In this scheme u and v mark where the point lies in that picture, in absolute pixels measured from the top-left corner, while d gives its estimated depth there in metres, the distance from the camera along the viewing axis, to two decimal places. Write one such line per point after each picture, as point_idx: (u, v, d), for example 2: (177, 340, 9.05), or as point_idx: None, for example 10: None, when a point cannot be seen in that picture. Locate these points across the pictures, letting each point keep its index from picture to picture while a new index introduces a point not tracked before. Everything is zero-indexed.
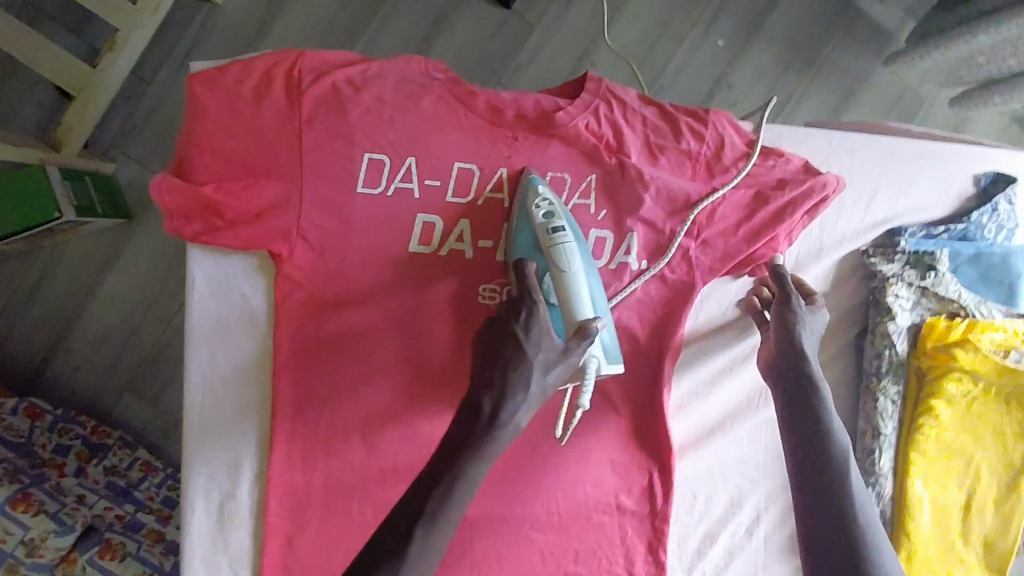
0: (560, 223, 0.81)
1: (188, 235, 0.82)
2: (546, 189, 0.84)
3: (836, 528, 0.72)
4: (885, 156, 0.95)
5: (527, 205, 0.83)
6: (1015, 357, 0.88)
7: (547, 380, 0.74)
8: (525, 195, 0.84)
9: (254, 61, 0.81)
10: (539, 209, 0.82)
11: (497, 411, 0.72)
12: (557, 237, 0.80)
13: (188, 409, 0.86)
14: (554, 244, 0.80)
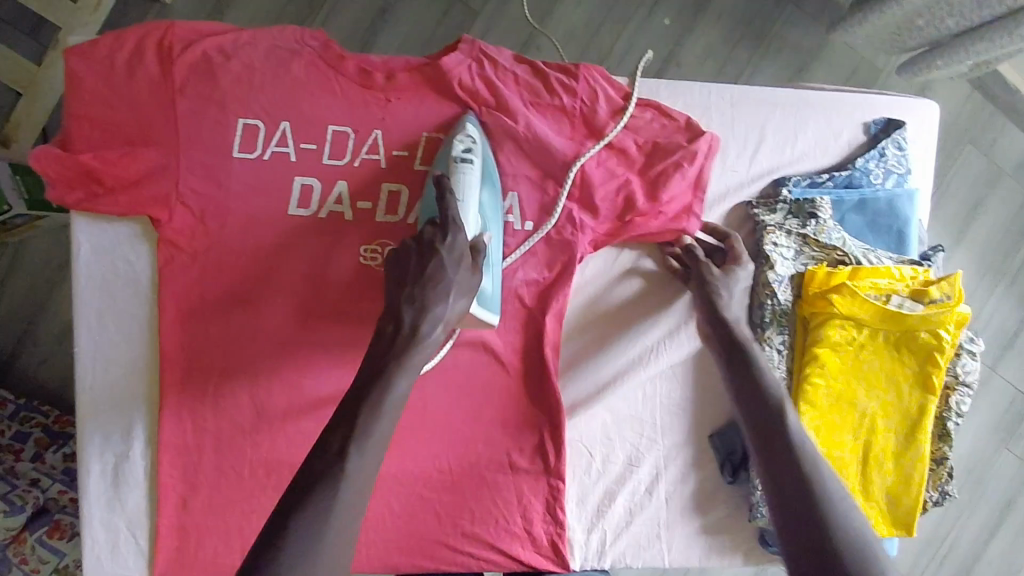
0: (472, 157, 0.84)
1: (70, 203, 0.85)
2: (471, 129, 0.86)
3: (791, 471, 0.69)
4: (768, 107, 0.95)
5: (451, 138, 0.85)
6: (895, 302, 0.89)
7: (453, 304, 0.76)
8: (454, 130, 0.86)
9: (126, 33, 0.84)
10: (459, 142, 0.84)
11: (417, 324, 0.74)
12: (467, 170, 0.83)
13: (81, 372, 0.90)
14: (465, 176, 0.82)
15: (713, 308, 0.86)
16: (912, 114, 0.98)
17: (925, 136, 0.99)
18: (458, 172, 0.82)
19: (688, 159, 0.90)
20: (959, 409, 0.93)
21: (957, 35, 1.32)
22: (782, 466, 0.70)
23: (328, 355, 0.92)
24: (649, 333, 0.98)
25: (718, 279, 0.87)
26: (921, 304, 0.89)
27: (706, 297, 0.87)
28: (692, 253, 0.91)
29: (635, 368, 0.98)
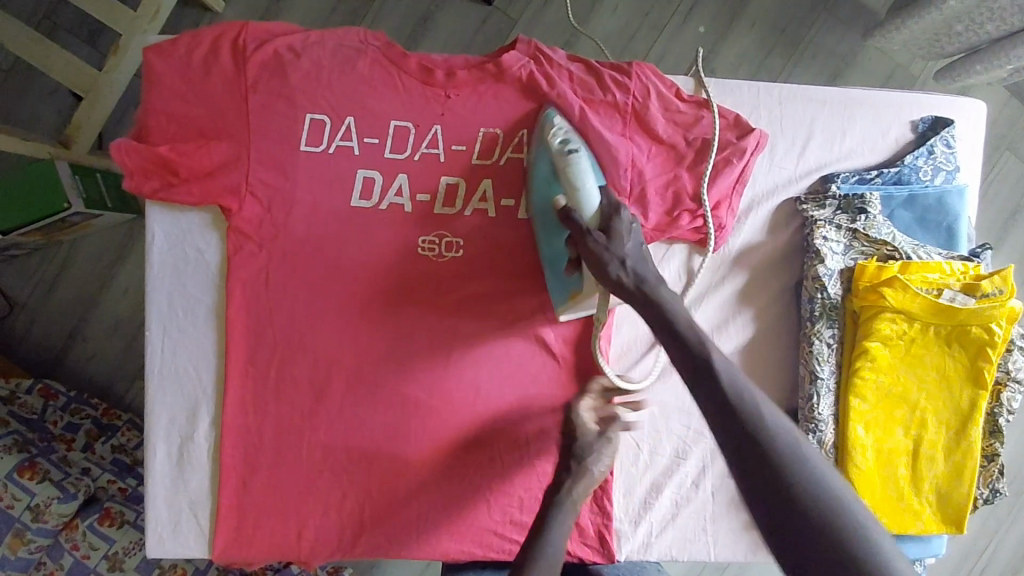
0: (574, 146, 0.85)
1: (147, 192, 0.89)
2: (560, 122, 0.89)
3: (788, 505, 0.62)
4: (816, 105, 0.97)
5: (545, 135, 0.88)
6: (948, 297, 0.89)
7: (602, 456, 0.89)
8: (543, 129, 0.89)
9: (203, 32, 0.89)
10: (555, 137, 0.87)
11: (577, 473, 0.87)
12: (571, 159, 0.84)
13: (150, 355, 0.94)
14: (571, 164, 0.84)
15: (614, 271, 0.77)
16: (959, 112, 1.00)
17: (972, 133, 1.00)
18: (563, 161, 0.84)
19: (735, 157, 0.92)
20: (1010, 405, 0.93)
21: (996, 40, 1.32)
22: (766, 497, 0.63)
23: (385, 342, 0.94)
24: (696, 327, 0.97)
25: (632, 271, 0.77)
26: (974, 298, 0.89)
27: (604, 267, 0.78)
28: (569, 219, 0.81)
29: None
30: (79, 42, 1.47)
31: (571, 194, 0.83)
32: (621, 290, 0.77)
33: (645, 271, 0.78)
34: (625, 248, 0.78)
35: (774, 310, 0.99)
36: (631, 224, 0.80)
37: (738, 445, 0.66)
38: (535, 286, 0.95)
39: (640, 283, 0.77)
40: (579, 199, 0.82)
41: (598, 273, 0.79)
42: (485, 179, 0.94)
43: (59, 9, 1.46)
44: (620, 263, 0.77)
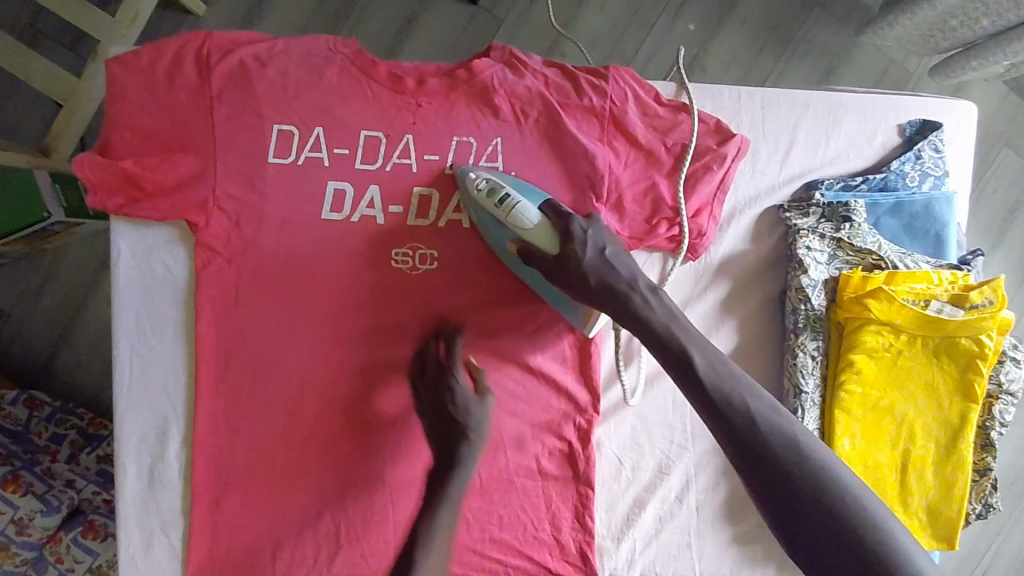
0: (503, 191, 0.84)
1: (111, 208, 0.87)
2: (478, 172, 0.87)
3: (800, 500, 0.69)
4: (800, 108, 0.94)
5: (468, 187, 0.87)
6: (935, 308, 0.87)
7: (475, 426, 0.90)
8: (461, 185, 0.89)
9: (166, 43, 0.87)
10: (478, 186, 0.86)
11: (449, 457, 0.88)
12: (509, 205, 0.84)
13: (118, 373, 0.92)
14: (513, 210, 0.84)
15: (580, 284, 0.84)
16: (949, 115, 0.96)
17: (962, 137, 0.97)
18: (504, 212, 0.84)
19: (716, 163, 0.89)
20: (1003, 418, 0.90)
21: (992, 35, 1.29)
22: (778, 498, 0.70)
23: (359, 358, 0.92)
24: None
25: (597, 279, 0.84)
26: (963, 308, 0.87)
27: (575, 281, 0.84)
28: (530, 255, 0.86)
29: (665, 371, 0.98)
30: (58, 47, 1.44)
31: (527, 236, 0.85)
32: (596, 300, 0.84)
33: (611, 277, 0.84)
34: (584, 259, 0.84)
35: (760, 320, 0.96)
36: (587, 228, 0.85)
37: (743, 450, 0.73)
38: (513, 297, 0.93)
39: (610, 288, 0.84)
40: (536, 236, 0.85)
41: (574, 290, 0.85)
42: (460, 189, 0.91)
43: (37, 16, 1.44)
44: (583, 275, 0.84)
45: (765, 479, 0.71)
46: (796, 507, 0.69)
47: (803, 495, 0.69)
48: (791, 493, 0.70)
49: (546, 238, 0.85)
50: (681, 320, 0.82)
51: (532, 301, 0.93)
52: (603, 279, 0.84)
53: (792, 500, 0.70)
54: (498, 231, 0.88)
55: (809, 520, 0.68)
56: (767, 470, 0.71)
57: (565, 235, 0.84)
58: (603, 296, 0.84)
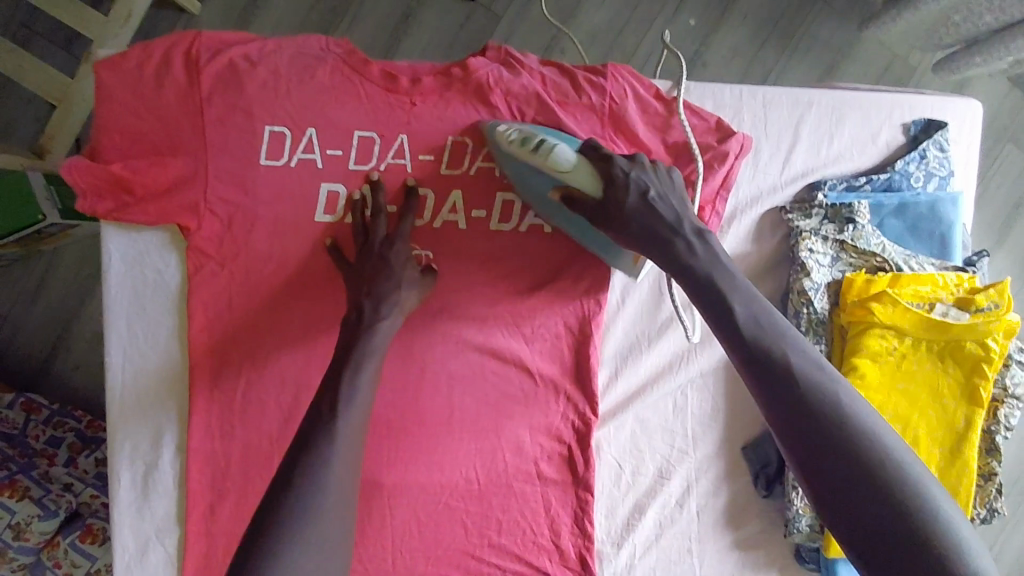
0: (538, 137, 0.80)
1: (101, 213, 0.86)
2: (511, 124, 0.84)
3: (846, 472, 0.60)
4: (803, 107, 0.92)
5: (498, 136, 0.84)
6: (939, 311, 0.85)
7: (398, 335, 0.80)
8: (491, 135, 0.86)
9: (154, 43, 0.85)
10: (510, 135, 0.83)
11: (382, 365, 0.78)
12: (545, 148, 0.79)
13: (111, 379, 0.90)
14: (550, 153, 0.78)
15: (625, 224, 0.76)
16: (955, 113, 0.95)
17: (968, 135, 0.96)
18: (540, 157, 0.79)
19: (717, 161, 0.87)
20: (1009, 422, 0.87)
21: (996, 30, 1.27)
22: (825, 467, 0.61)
23: None
24: (679, 341, 0.96)
25: (645, 217, 0.75)
26: (968, 312, 0.85)
27: (623, 219, 0.76)
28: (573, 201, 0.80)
29: (666, 374, 0.95)
30: (52, 47, 1.43)
31: (569, 181, 0.79)
32: (643, 246, 0.76)
33: (662, 211, 0.76)
34: (626, 201, 0.76)
35: None
36: (629, 169, 0.77)
37: (790, 417, 0.64)
38: (511, 298, 0.91)
39: (662, 231, 0.75)
40: (579, 181, 0.78)
41: (622, 235, 0.77)
42: (455, 190, 0.90)
43: (29, 16, 1.42)
44: (629, 217, 0.76)
45: (803, 438, 0.63)
46: (832, 469, 0.61)
47: (842, 460, 0.61)
48: (830, 454, 0.61)
49: (587, 181, 0.78)
50: (722, 267, 0.72)
51: (530, 302, 0.91)
52: (652, 218, 0.75)
53: (831, 464, 0.61)
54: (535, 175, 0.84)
55: (855, 493, 0.60)
56: (809, 426, 0.63)
57: (607, 178, 0.77)
58: (648, 237, 0.76)
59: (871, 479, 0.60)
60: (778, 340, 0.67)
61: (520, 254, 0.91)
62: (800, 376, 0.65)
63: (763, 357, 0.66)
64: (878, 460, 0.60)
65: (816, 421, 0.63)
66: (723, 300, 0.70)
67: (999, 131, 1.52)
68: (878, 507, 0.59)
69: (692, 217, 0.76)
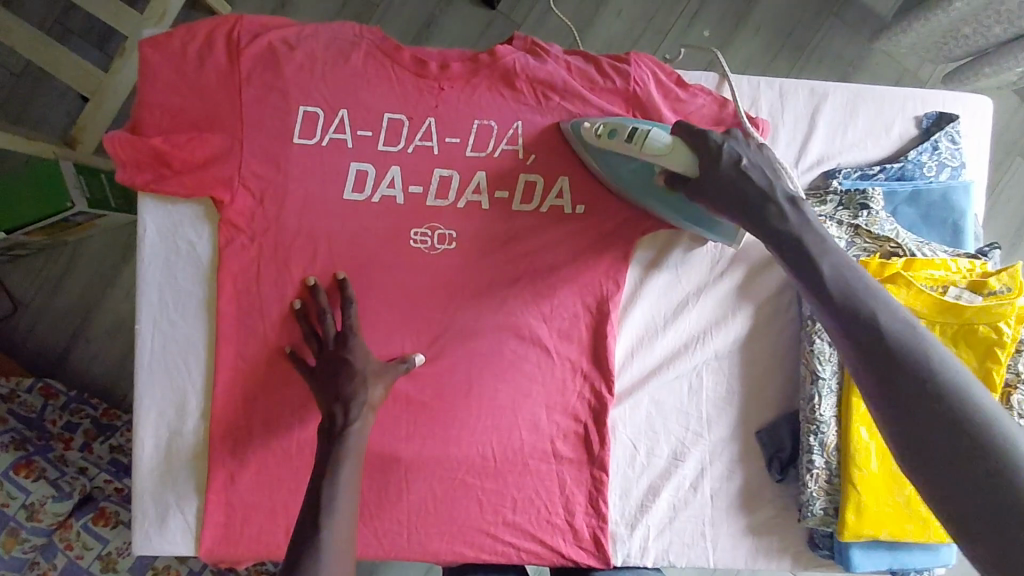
0: (631, 126, 0.85)
1: (139, 184, 0.89)
2: (596, 120, 0.88)
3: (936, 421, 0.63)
4: (818, 98, 0.95)
5: (587, 135, 0.89)
6: (953, 294, 0.87)
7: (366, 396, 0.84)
8: (579, 134, 0.90)
9: (197, 25, 0.89)
10: (601, 131, 0.87)
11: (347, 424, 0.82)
12: (641, 135, 0.84)
13: (140, 347, 0.93)
14: (643, 141, 0.84)
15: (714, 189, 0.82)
16: (966, 107, 0.97)
17: (979, 129, 0.98)
18: (637, 145, 0.84)
19: None
20: None
21: (1006, 42, 1.31)
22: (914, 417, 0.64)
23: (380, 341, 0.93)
24: (694, 323, 0.97)
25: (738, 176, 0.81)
26: (981, 295, 0.86)
27: (716, 184, 0.82)
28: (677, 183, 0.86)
29: (682, 356, 0.97)
30: (88, 45, 1.49)
31: (664, 164, 0.83)
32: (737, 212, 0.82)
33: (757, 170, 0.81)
34: (721, 167, 0.81)
35: (774, 306, 0.98)
36: (724, 140, 0.82)
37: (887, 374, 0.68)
38: (532, 278, 0.93)
39: (759, 198, 0.80)
40: (669, 162, 0.83)
41: (714, 202, 0.83)
42: (480, 171, 0.93)
43: (66, 14, 1.48)
44: (723, 185, 0.81)
45: (883, 382, 0.68)
46: (905, 407, 0.65)
47: (916, 397, 0.65)
48: (906, 395, 0.66)
49: (681, 162, 0.83)
50: (813, 233, 0.78)
51: (551, 282, 0.93)
52: (743, 187, 0.80)
53: (903, 400, 0.66)
54: (627, 164, 0.89)
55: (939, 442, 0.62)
56: (886, 369, 0.68)
57: (702, 149, 0.82)
58: (734, 200, 0.81)
59: (959, 432, 0.62)
60: (864, 294, 0.73)
61: (541, 236, 0.93)
62: (881, 326, 0.70)
63: (846, 311, 0.73)
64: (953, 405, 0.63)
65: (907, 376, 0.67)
66: (809, 261, 0.77)
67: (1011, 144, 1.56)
68: (968, 460, 0.60)
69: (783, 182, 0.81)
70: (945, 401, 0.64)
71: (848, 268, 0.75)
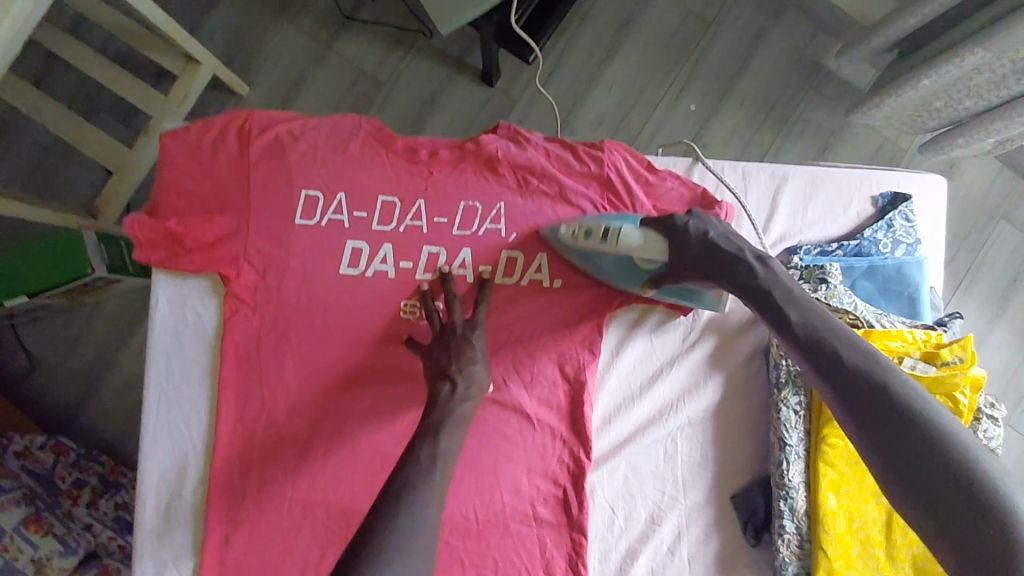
0: (599, 227, 0.93)
1: (154, 262, 0.98)
2: (569, 224, 0.96)
3: (904, 436, 0.75)
4: (780, 180, 1.03)
5: (564, 241, 0.96)
6: (908, 364, 0.91)
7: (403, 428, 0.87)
8: (559, 242, 0.97)
9: (213, 120, 1.00)
10: (574, 237, 0.95)
11: None
12: (613, 232, 0.93)
13: (147, 412, 1.00)
14: (618, 239, 0.92)
15: (697, 253, 0.92)
16: (919, 187, 1.04)
17: (934, 208, 1.05)
18: (613, 243, 0.92)
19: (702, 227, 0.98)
20: None
21: (976, 114, 1.39)
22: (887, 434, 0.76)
23: (371, 408, 1.00)
24: (668, 390, 1.02)
25: (713, 241, 0.92)
26: (935, 365, 0.91)
27: (694, 253, 0.92)
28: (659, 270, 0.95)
29: (657, 422, 1.01)
30: (114, 120, 1.62)
31: (642, 253, 0.93)
32: (710, 274, 0.92)
33: (724, 241, 0.92)
34: (691, 239, 0.92)
35: (744, 374, 1.03)
36: (689, 219, 0.94)
37: (856, 399, 0.79)
38: (514, 345, 0.99)
39: (733, 257, 0.91)
40: (648, 252, 0.93)
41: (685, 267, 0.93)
42: (465, 248, 1.01)
43: (98, 95, 1.62)
44: (694, 251, 0.92)
45: (861, 413, 0.78)
46: (893, 444, 0.75)
47: (898, 435, 0.75)
48: (885, 422, 0.76)
49: (654, 249, 0.93)
50: (781, 283, 0.89)
51: (534, 350, 0.99)
52: (711, 252, 0.92)
53: (890, 439, 0.76)
54: (603, 258, 0.97)
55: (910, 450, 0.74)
56: (866, 410, 0.78)
57: (669, 230, 0.93)
58: (710, 259, 0.92)
59: (921, 438, 0.74)
60: (830, 334, 0.84)
61: (523, 306, 1.00)
62: (855, 368, 0.80)
63: (821, 356, 0.83)
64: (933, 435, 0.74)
65: (874, 399, 0.78)
66: (779, 307, 0.87)
67: (993, 208, 1.63)
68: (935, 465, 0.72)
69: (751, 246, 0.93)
70: (918, 426, 0.75)
71: (811, 308, 0.86)
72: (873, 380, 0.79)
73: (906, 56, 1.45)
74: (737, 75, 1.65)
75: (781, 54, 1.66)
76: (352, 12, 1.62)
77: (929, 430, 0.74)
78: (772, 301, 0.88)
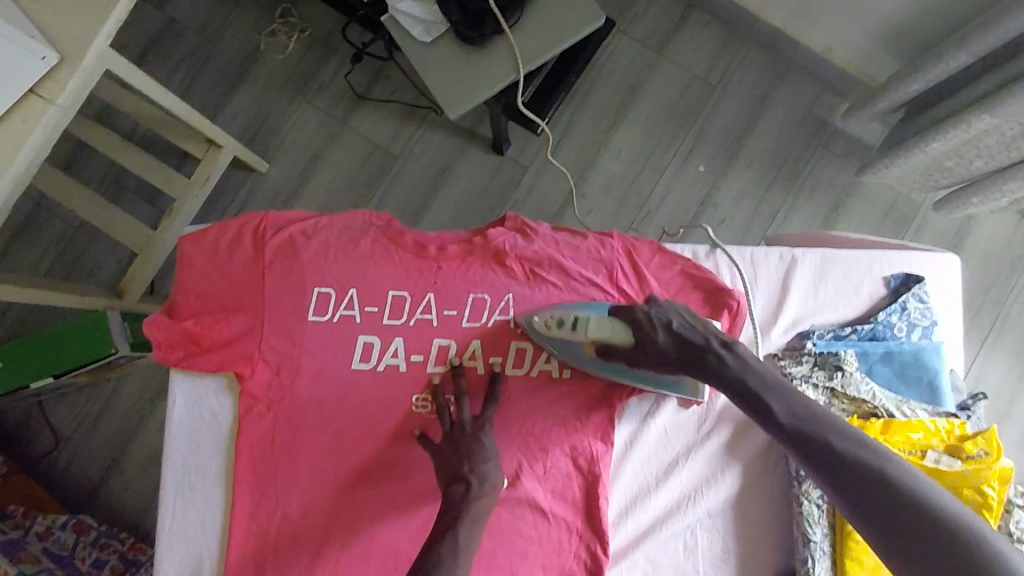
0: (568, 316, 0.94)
1: (172, 361, 1.00)
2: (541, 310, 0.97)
3: (904, 522, 0.74)
4: (791, 264, 1.02)
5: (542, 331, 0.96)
6: (931, 457, 0.90)
7: None
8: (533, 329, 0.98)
9: (229, 222, 1.03)
10: (546, 321, 0.95)
11: None
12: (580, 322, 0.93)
13: (164, 511, 1.00)
14: (587, 326, 0.93)
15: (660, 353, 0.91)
16: (931, 267, 1.03)
17: (946, 288, 1.04)
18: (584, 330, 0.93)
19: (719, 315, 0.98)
20: None
21: (987, 173, 1.38)
22: (887, 522, 0.75)
23: (384, 503, 0.99)
24: (685, 481, 1.00)
25: (676, 332, 0.91)
26: (959, 458, 0.90)
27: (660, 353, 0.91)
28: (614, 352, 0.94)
29: (674, 515, 0.99)
30: (140, 200, 1.69)
31: (609, 340, 0.93)
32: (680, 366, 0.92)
33: (687, 330, 0.91)
34: (659, 340, 0.91)
35: (761, 463, 1.01)
36: (649, 309, 0.92)
37: (850, 488, 0.78)
38: (526, 438, 0.98)
39: (703, 347, 0.90)
40: (613, 337, 0.92)
41: (658, 364, 0.93)
42: (475, 340, 1.01)
43: (125, 178, 1.69)
44: (663, 352, 0.91)
45: (858, 502, 0.77)
46: (914, 545, 0.72)
47: (898, 518, 0.74)
48: (881, 510, 0.75)
49: (615, 337, 0.92)
50: (753, 370, 0.88)
51: (548, 443, 0.98)
52: (683, 346, 0.90)
53: (906, 535, 0.73)
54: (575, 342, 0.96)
55: (912, 537, 0.73)
56: (884, 513, 0.75)
57: (631, 319, 0.92)
58: (683, 352, 0.90)
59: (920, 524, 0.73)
60: (823, 428, 0.82)
61: (534, 397, 0.99)
62: (845, 454, 0.79)
63: (823, 454, 0.81)
64: (957, 536, 0.71)
65: (867, 486, 0.77)
66: (768, 405, 0.86)
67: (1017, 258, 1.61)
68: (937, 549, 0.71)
69: (717, 333, 0.92)
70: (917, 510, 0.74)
71: (797, 402, 0.85)
72: (863, 466, 0.78)
73: (913, 117, 1.45)
74: (743, 138, 1.66)
75: (788, 114, 1.67)
76: (365, 91, 1.67)
77: (927, 511, 0.73)
78: (750, 391, 0.87)
